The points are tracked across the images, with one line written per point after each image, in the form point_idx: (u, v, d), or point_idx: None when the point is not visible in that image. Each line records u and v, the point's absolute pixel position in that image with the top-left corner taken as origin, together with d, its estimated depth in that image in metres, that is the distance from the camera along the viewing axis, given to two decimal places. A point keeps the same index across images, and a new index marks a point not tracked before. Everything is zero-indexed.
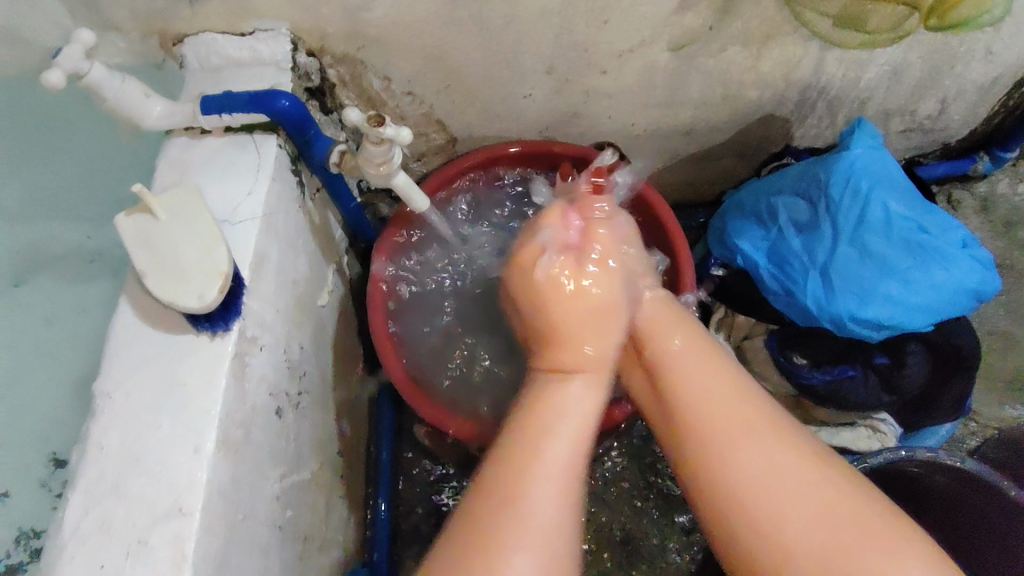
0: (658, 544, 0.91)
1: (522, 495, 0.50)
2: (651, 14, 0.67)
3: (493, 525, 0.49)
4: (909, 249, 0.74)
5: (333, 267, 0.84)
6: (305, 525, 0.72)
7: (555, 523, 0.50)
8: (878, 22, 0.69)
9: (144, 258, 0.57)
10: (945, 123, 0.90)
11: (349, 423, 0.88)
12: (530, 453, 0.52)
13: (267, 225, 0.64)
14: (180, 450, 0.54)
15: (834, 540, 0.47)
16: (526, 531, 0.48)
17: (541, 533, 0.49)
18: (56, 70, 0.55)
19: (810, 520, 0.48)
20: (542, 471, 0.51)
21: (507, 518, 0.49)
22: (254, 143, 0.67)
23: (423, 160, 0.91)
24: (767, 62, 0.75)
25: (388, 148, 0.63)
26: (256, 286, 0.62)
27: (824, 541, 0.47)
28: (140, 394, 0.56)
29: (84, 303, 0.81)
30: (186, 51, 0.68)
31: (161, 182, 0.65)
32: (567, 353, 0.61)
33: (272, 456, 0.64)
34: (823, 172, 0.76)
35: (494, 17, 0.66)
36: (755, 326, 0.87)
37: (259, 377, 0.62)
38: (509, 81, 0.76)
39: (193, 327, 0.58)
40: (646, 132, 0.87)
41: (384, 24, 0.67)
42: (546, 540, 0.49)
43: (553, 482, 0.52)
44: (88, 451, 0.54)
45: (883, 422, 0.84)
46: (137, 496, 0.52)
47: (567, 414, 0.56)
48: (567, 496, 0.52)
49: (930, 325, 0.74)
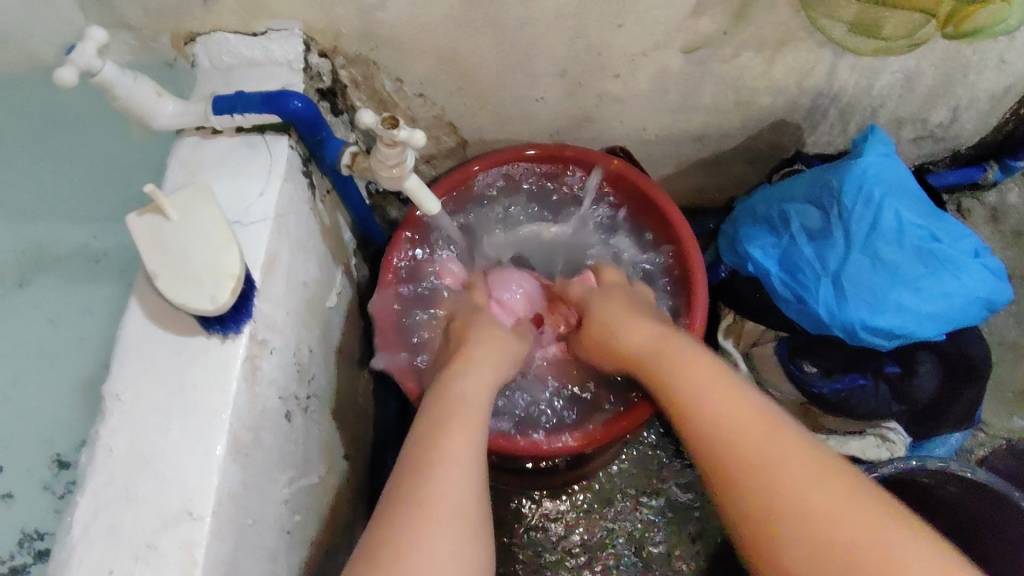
0: (663, 552, 0.90)
1: (439, 467, 0.56)
2: (665, 18, 0.67)
3: (410, 491, 0.54)
4: (921, 258, 0.74)
5: (342, 269, 0.83)
6: (312, 530, 0.71)
7: (472, 495, 0.55)
8: (892, 28, 0.68)
9: (156, 259, 0.56)
10: (957, 131, 0.90)
11: (355, 426, 0.87)
12: (436, 426, 0.60)
13: (278, 226, 0.64)
14: (191, 455, 0.53)
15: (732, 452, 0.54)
16: (444, 501, 0.54)
17: (456, 500, 0.54)
18: (70, 67, 0.55)
19: (762, 476, 0.52)
20: (442, 437, 0.59)
21: (423, 480, 0.55)
22: (265, 144, 0.66)
23: (433, 162, 0.91)
24: (780, 68, 0.75)
25: (401, 150, 0.62)
26: (267, 288, 0.62)
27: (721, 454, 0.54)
28: (150, 397, 0.55)
29: (90, 304, 0.81)
30: (198, 50, 0.68)
31: (172, 182, 0.64)
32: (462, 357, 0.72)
33: (281, 459, 0.64)
34: (835, 180, 0.76)
35: (509, 19, 0.66)
36: (765, 333, 0.87)
37: (269, 380, 0.61)
38: (522, 84, 0.76)
39: (204, 329, 0.57)
40: (656, 137, 0.87)
41: (399, 25, 0.66)
42: (459, 514, 0.53)
43: (473, 452, 0.58)
44: (96, 454, 0.54)
45: (892, 430, 0.83)
46: (147, 500, 0.52)
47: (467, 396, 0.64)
48: (473, 465, 0.57)
49: (941, 334, 0.74)
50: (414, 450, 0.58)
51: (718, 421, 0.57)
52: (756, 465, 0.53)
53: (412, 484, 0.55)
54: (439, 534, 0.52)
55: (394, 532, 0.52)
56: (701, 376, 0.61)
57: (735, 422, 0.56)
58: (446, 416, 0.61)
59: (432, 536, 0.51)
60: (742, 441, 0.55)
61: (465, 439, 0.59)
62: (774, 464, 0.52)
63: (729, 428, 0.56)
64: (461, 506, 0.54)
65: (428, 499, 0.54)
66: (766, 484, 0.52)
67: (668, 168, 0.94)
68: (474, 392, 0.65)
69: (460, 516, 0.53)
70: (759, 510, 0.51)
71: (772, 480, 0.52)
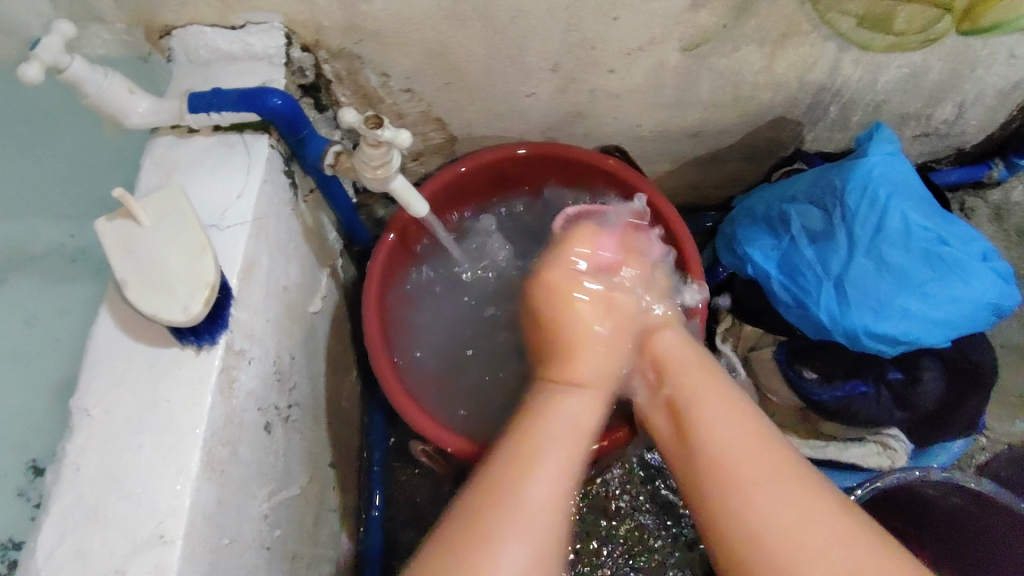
0: (658, 560, 0.88)
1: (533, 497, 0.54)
2: (663, 11, 0.64)
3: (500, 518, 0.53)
4: (927, 261, 0.71)
5: (326, 271, 0.81)
6: (294, 544, 0.69)
7: (554, 519, 0.54)
8: (905, 22, 0.66)
9: (125, 266, 0.54)
10: (962, 128, 0.87)
11: (341, 433, 0.85)
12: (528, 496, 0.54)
13: (257, 230, 0.61)
14: (162, 474, 0.51)
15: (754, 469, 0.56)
16: (527, 535, 0.52)
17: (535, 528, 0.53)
18: (34, 62, 0.52)
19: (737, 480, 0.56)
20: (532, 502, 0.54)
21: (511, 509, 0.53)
22: (244, 143, 0.63)
23: (421, 159, 0.88)
24: (782, 62, 0.72)
25: (385, 151, 0.59)
26: (244, 296, 0.59)
27: (759, 471, 0.55)
28: (121, 413, 0.53)
29: (68, 304, 0.78)
30: (173, 45, 0.65)
31: (145, 183, 0.62)
32: (567, 366, 0.67)
33: (260, 473, 0.61)
34: (838, 180, 0.73)
35: (499, 11, 0.63)
36: (763, 336, 0.84)
37: (246, 393, 0.59)
38: (514, 78, 0.73)
39: (178, 340, 0.54)
40: (653, 133, 0.84)
41: (384, 17, 0.63)
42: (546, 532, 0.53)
43: (563, 465, 0.57)
44: (64, 472, 0.51)
45: (894, 438, 0.79)
46: (116, 523, 0.49)
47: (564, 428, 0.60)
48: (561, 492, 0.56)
49: (947, 341, 0.72)
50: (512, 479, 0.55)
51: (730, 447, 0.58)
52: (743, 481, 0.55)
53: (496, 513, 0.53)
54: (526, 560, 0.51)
55: (467, 521, 0.53)
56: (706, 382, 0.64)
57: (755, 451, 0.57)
58: (536, 439, 0.58)
59: (505, 551, 0.51)
60: (733, 446, 0.57)
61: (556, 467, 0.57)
62: (752, 475, 0.55)
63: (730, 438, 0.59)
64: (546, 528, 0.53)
65: (509, 536, 0.52)
66: (738, 489, 0.55)
67: (664, 165, 0.92)
68: (584, 415, 0.62)
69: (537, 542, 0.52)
70: (740, 515, 0.54)
71: (743, 485, 0.55)
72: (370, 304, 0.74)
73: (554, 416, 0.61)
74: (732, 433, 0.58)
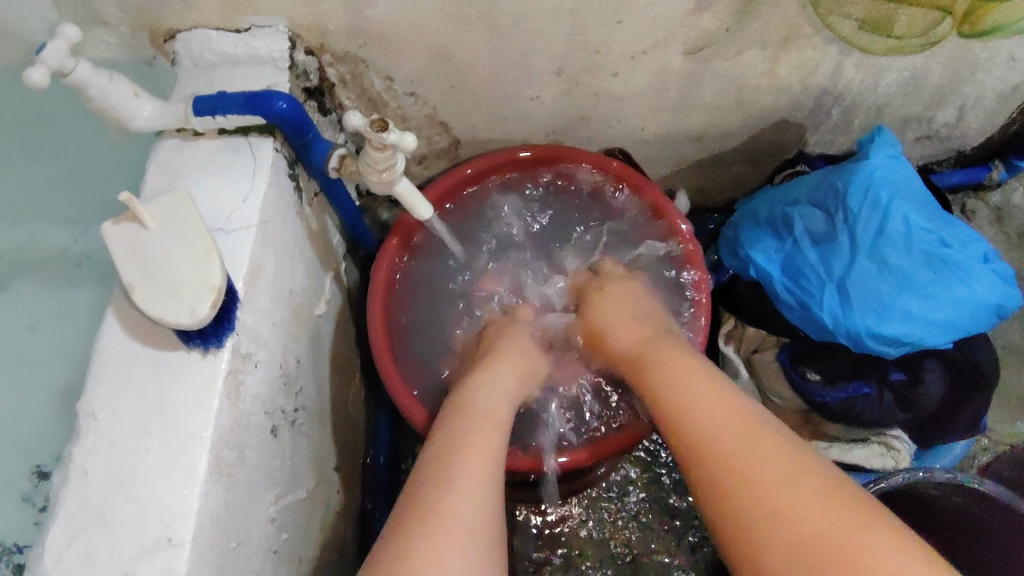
0: (663, 562, 0.88)
1: (454, 479, 0.53)
2: (666, 15, 0.64)
3: (428, 501, 0.52)
4: (930, 263, 0.71)
5: (331, 274, 0.81)
6: (299, 548, 0.69)
7: (486, 511, 0.53)
8: (905, 26, 0.67)
9: (131, 270, 0.54)
10: (963, 131, 0.87)
11: (346, 435, 0.85)
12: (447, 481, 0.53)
13: (263, 234, 0.61)
14: (170, 477, 0.51)
15: (756, 459, 0.53)
16: (454, 520, 0.50)
17: (463, 515, 0.51)
18: (40, 66, 0.52)
19: (733, 479, 0.52)
20: (456, 479, 0.53)
21: (438, 493, 0.52)
22: (249, 147, 0.63)
23: (425, 163, 0.88)
24: (784, 66, 0.72)
25: (390, 154, 0.60)
26: (250, 299, 0.59)
27: (758, 458, 0.53)
28: (128, 417, 0.53)
29: (72, 309, 0.77)
30: (178, 48, 0.65)
31: (150, 187, 0.62)
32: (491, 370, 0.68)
33: (266, 477, 0.61)
34: (840, 182, 0.74)
35: (503, 15, 0.63)
36: (766, 338, 0.84)
37: (252, 397, 0.59)
38: (517, 81, 0.73)
39: (184, 343, 0.54)
40: (656, 136, 0.84)
41: (388, 21, 0.63)
42: (473, 524, 0.51)
43: (487, 451, 0.57)
44: (70, 477, 0.51)
45: (896, 438, 0.81)
46: (123, 527, 0.49)
47: (476, 412, 0.61)
48: (490, 482, 0.55)
49: (950, 342, 0.72)
50: (427, 471, 0.55)
51: (734, 441, 0.54)
52: (755, 477, 0.52)
53: (428, 499, 0.52)
54: (447, 535, 0.50)
55: (411, 508, 0.52)
56: (686, 377, 0.61)
57: (750, 442, 0.54)
58: (468, 426, 0.59)
59: (444, 545, 0.49)
60: (733, 439, 0.55)
61: (480, 459, 0.56)
62: (761, 468, 0.52)
63: (722, 436, 0.55)
64: (475, 517, 0.51)
65: (442, 507, 0.51)
66: (756, 486, 0.51)
67: (667, 168, 0.92)
68: (495, 403, 0.63)
69: (471, 532, 0.50)
70: (732, 497, 0.52)
71: (758, 478, 0.51)
72: (376, 309, 0.75)
73: (466, 406, 0.62)
74: (729, 430, 0.55)
